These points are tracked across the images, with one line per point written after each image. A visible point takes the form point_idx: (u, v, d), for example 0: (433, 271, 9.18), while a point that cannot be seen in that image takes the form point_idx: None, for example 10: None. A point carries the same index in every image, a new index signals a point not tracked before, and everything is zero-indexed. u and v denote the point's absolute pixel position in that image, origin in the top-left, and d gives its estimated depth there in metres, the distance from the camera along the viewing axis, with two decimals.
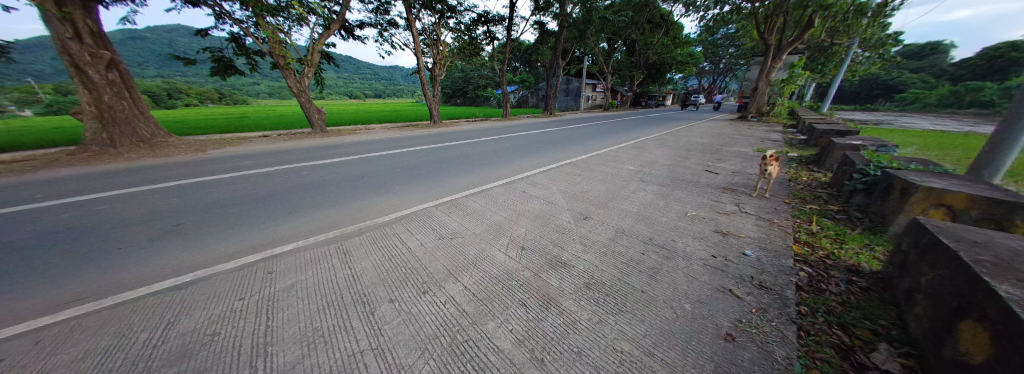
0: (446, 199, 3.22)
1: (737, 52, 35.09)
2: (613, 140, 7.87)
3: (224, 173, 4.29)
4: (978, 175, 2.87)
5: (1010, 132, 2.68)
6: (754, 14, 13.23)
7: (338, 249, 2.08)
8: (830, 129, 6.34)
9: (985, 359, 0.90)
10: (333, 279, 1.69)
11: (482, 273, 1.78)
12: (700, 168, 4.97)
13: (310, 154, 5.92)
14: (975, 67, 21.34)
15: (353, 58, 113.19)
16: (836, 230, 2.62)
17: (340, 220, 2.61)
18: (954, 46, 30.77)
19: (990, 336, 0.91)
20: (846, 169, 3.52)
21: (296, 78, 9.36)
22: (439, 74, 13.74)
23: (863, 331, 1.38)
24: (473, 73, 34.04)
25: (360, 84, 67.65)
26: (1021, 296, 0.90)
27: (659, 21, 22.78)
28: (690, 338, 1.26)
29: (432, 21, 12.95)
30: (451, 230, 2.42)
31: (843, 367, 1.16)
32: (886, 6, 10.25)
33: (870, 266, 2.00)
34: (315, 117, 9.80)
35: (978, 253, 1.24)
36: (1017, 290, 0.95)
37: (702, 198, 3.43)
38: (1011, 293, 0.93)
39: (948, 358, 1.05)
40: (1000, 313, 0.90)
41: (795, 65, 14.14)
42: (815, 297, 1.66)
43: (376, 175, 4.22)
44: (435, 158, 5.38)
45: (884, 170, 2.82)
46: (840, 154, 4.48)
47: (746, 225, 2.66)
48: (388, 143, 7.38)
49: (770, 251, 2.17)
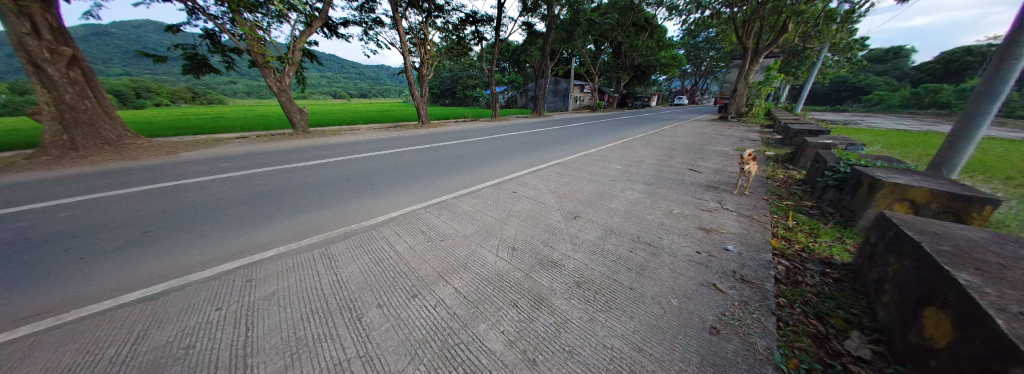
0: (436, 201, 3.17)
1: (717, 54, 36.64)
2: (601, 139, 8.04)
3: (199, 177, 4.07)
4: (937, 171, 3.10)
5: (966, 131, 2.91)
6: (732, 19, 13.82)
7: (325, 254, 2.02)
8: (804, 128, 6.67)
9: (947, 343, 0.97)
10: (323, 284, 1.65)
11: (473, 275, 1.77)
12: (684, 167, 5.11)
13: (292, 155, 5.71)
14: (933, 71, 22.98)
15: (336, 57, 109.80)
16: (810, 225, 2.75)
17: (326, 224, 2.53)
18: (915, 51, 33.01)
19: (952, 321, 0.99)
20: (818, 167, 3.73)
21: (276, 77, 8.99)
22: (427, 73, 13.54)
23: (836, 320, 1.47)
24: (461, 73, 33.92)
25: (344, 84, 65.73)
26: (978, 283, 0.99)
27: (643, 24, 23.41)
28: (678, 332, 1.30)
29: (419, 21, 12.76)
30: (440, 232, 2.38)
31: (819, 355, 1.23)
32: (852, 14, 10.91)
33: (842, 258, 2.12)
34: (297, 117, 9.40)
35: (938, 244, 1.34)
36: (976, 279, 1.03)
37: (686, 196, 3.53)
38: (968, 281, 1.02)
39: (913, 343, 1.14)
40: (961, 300, 0.98)
41: (771, 68, 14.86)
42: (792, 289, 1.74)
43: (361, 178, 4.09)
44: (425, 159, 5.31)
45: (854, 167, 2.99)
46: (812, 153, 4.72)
47: (727, 222, 2.76)
48: (376, 143, 7.26)
49: (750, 246, 2.26)
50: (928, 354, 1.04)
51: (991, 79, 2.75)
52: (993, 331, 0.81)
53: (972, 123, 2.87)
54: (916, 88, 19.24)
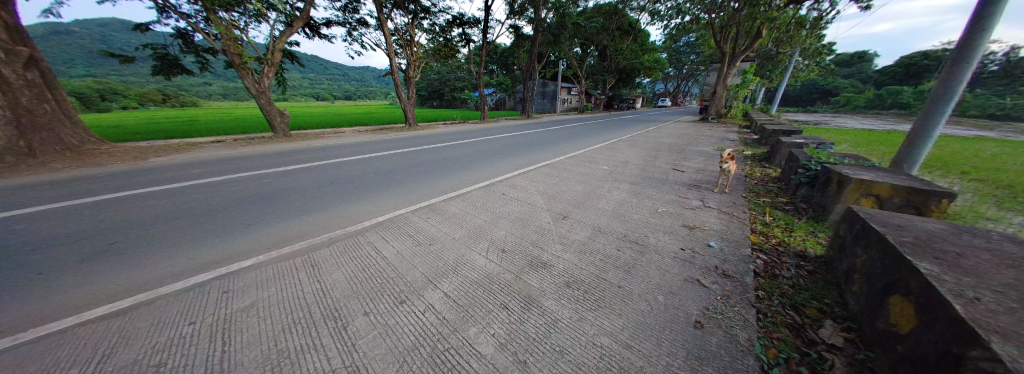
0: (423, 205, 3.12)
1: (697, 58, 38.12)
2: (589, 141, 8.17)
3: (171, 183, 3.84)
4: (899, 167, 3.32)
5: (925, 130, 3.14)
6: (709, 25, 14.46)
7: (310, 261, 1.95)
8: (778, 129, 7.02)
9: (911, 328, 1.04)
10: (307, 292, 1.59)
11: (462, 278, 1.75)
12: (668, 167, 5.28)
13: (272, 159, 5.49)
14: (894, 74, 24.69)
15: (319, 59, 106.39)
16: (785, 220, 2.89)
17: (310, 231, 2.45)
18: (877, 56, 35.50)
19: (915, 308, 1.06)
20: (792, 165, 3.92)
21: (254, 78, 8.61)
22: (413, 75, 13.38)
23: (811, 310, 1.55)
24: (449, 75, 33.76)
25: (328, 86, 63.99)
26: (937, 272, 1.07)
27: (627, 28, 24.06)
28: (664, 328, 1.34)
29: (405, 22, 12.62)
30: (429, 236, 2.35)
31: (796, 344, 1.29)
32: (819, 20, 11.62)
33: (815, 251, 2.24)
34: (277, 120, 9.02)
35: (900, 235, 1.44)
36: (933, 267, 1.12)
37: (671, 195, 3.63)
38: (927, 270, 1.10)
39: (881, 329, 1.21)
40: (924, 287, 1.04)
41: (747, 71, 15.60)
42: (770, 282, 1.82)
43: (346, 182, 3.98)
44: (412, 162, 5.22)
45: (824, 165, 3.17)
46: (786, 151, 4.98)
47: (709, 219, 2.86)
48: (362, 146, 7.12)
49: (731, 242, 2.35)
50: (896, 339, 1.11)
51: (947, 81, 2.98)
52: (953, 316, 0.87)
53: (932, 122, 3.10)
54: (879, 90, 20.64)
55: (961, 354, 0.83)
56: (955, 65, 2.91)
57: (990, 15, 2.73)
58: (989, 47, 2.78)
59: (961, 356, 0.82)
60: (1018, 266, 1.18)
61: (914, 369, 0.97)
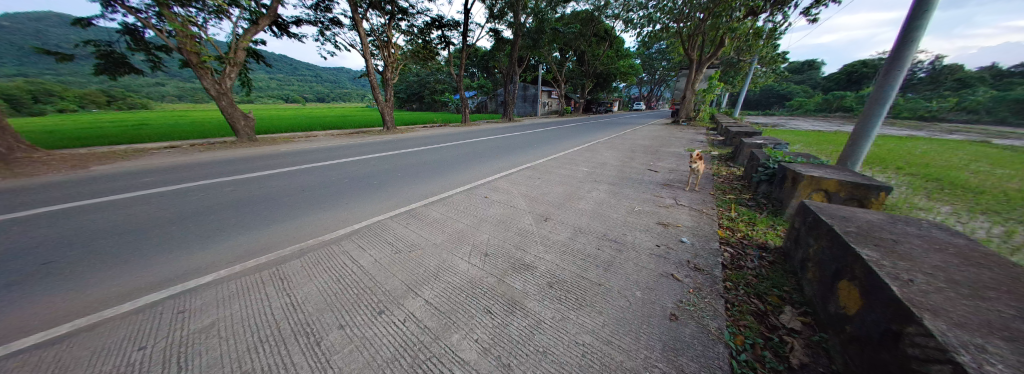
0: (403, 210, 3.04)
1: (668, 64, 40.37)
2: (569, 143, 8.36)
3: (114, 194, 3.44)
4: (843, 164, 3.71)
5: (865, 130, 3.52)
6: (677, 33, 15.41)
7: (279, 274, 1.82)
8: (741, 130, 7.59)
9: (856, 310, 1.17)
10: (277, 306, 1.49)
11: (444, 285, 1.72)
12: (643, 167, 5.52)
13: (235, 166, 5.09)
14: (837, 81, 27.52)
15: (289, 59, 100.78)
16: (749, 215, 3.12)
17: (279, 241, 2.30)
18: (822, 65, 39.51)
19: (859, 292, 1.18)
20: (754, 164, 4.24)
21: (214, 79, 7.97)
22: (391, 77, 13.02)
23: (772, 297, 1.68)
24: (429, 78, 33.26)
25: (300, 87, 60.78)
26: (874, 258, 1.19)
27: (603, 35, 25.01)
28: (642, 322, 1.39)
29: (381, 23, 12.29)
30: (409, 243, 2.29)
31: (760, 330, 1.40)
32: (774, 32, 12.73)
33: (775, 242, 2.44)
34: (241, 124, 8.45)
35: (845, 226, 1.60)
36: (871, 254, 1.25)
37: (646, 194, 3.79)
38: (868, 256, 1.23)
39: (832, 312, 1.34)
40: (865, 272, 1.17)
41: (713, 77, 16.73)
42: (736, 273, 1.95)
43: (320, 188, 3.80)
44: (390, 167, 5.07)
45: (781, 164, 3.45)
46: (748, 151, 5.38)
47: (682, 216, 3.02)
48: (337, 150, 6.82)
49: (701, 237, 2.50)
50: (844, 320, 1.23)
51: (883, 87, 3.36)
52: (889, 298, 0.98)
53: (870, 122, 3.47)
54: (826, 95, 22.89)
55: (897, 331, 0.93)
56: (889, 72, 3.29)
57: (917, 29, 3.11)
58: (916, 57, 3.18)
59: (898, 333, 0.91)
60: (941, 249, 1.35)
61: (859, 346, 1.08)
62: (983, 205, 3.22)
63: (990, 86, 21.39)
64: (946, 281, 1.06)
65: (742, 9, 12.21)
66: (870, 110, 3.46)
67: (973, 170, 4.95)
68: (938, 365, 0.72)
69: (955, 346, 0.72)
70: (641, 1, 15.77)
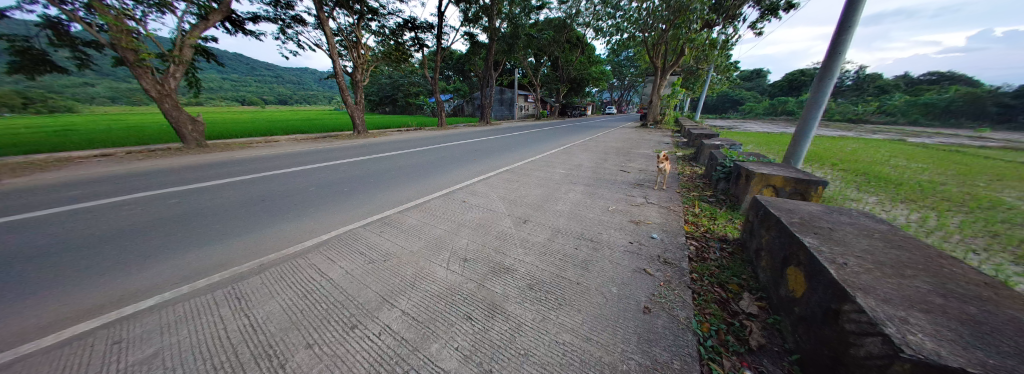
0: (377, 218, 2.91)
1: (636, 71, 42.87)
2: (546, 146, 8.56)
3: (19, 211, 2.92)
4: (787, 161, 4.17)
5: (804, 131, 3.99)
6: (643, 42, 16.47)
7: (235, 292, 1.65)
8: (702, 132, 8.23)
9: (802, 292, 1.30)
10: (234, 328, 1.34)
11: (422, 293, 1.66)
12: (616, 168, 5.78)
13: (180, 175, 4.57)
14: (780, 88, 30.90)
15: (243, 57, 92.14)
16: (710, 210, 3.39)
17: (235, 257, 2.09)
18: (768, 74, 44.23)
19: (804, 275, 1.32)
20: (713, 163, 4.60)
21: (155, 79, 7.09)
22: (362, 79, 12.45)
23: (732, 285, 1.84)
24: (402, 80, 32.34)
25: (258, 89, 56.05)
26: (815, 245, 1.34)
27: (576, 42, 26.03)
28: (619, 316, 1.45)
29: (349, 22, 11.76)
30: (383, 252, 2.18)
31: (723, 317, 1.53)
32: (726, 43, 14.03)
33: (733, 234, 2.67)
34: (187, 130, 7.60)
35: (790, 217, 1.79)
36: (811, 241, 1.41)
37: (619, 194, 3.98)
38: (809, 244, 1.38)
39: (782, 296, 1.49)
40: (808, 258, 1.31)
41: (676, 83, 18.01)
42: (701, 265, 2.10)
43: (284, 197, 3.53)
44: (363, 173, 4.85)
45: (736, 163, 3.79)
46: (708, 152, 5.85)
47: (652, 214, 3.21)
48: (303, 156, 6.39)
49: (669, 233, 2.67)
50: (792, 302, 1.38)
51: (817, 92, 3.83)
52: (828, 279, 1.10)
53: (808, 124, 3.93)
54: (772, 101, 25.60)
55: (835, 308, 1.06)
56: (822, 79, 3.76)
57: (842, 42, 3.60)
58: (843, 67, 3.65)
59: (837, 310, 1.03)
60: (869, 235, 1.56)
61: (806, 325, 1.21)
62: (897, 194, 3.79)
63: (897, 93, 25.26)
64: (872, 262, 1.22)
65: (698, 22, 13.35)
66: (809, 113, 3.91)
67: (888, 165, 5.81)
68: (872, 338, 0.82)
69: (883, 321, 0.82)
70: (610, 11, 16.67)
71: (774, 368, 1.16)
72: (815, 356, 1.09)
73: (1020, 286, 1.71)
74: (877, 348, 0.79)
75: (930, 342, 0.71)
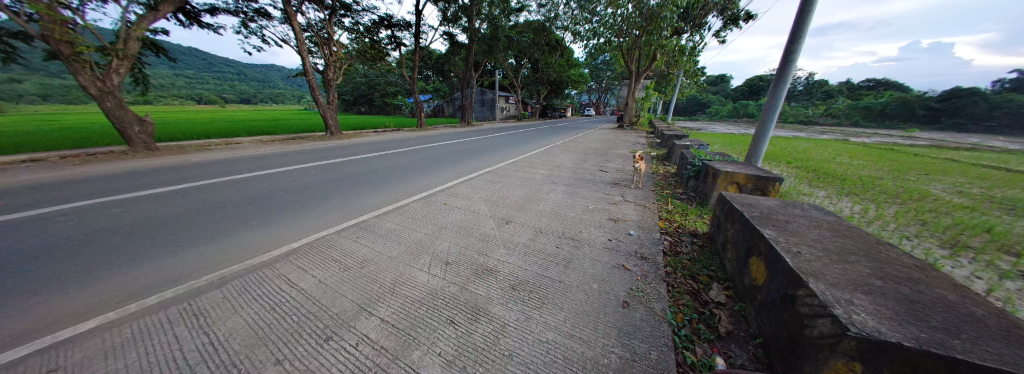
0: (352, 223, 2.78)
1: (613, 74, 44.54)
2: (527, 147, 8.64)
3: None
4: (749, 160, 4.51)
5: (763, 132, 4.34)
6: (618, 47, 17.20)
7: (191, 308, 1.49)
8: (674, 134, 8.71)
9: (763, 280, 1.42)
10: (190, 346, 1.21)
11: (402, 300, 1.61)
12: (595, 168, 5.96)
13: (122, 181, 4.07)
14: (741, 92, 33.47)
15: (198, 51, 84.15)
16: (682, 207, 3.59)
17: (190, 270, 1.89)
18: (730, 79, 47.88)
19: (764, 265, 1.44)
20: (684, 162, 4.89)
21: (95, 74, 6.27)
22: (335, 78, 11.73)
23: (703, 277, 1.96)
24: (379, 80, 31.16)
25: (216, 86, 51.44)
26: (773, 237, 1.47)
27: (555, 45, 26.54)
28: (600, 312, 1.49)
29: (320, 18, 11.17)
30: (360, 258, 2.09)
31: (695, 307, 1.63)
32: (693, 50, 14.99)
33: (702, 229, 2.85)
34: (133, 131, 6.76)
35: (752, 211, 1.95)
36: (770, 233, 1.54)
37: (598, 193, 4.10)
38: (769, 236, 1.50)
39: (746, 285, 1.61)
40: (769, 249, 1.43)
41: (649, 87, 18.93)
42: (674, 259, 2.22)
43: (248, 203, 3.25)
44: (337, 176, 4.61)
45: (705, 162, 4.05)
46: (679, 152, 6.20)
47: (629, 211, 3.34)
48: (270, 159, 5.96)
49: (645, 229, 2.80)
50: (754, 289, 1.50)
51: (773, 97, 4.20)
52: (785, 267, 1.21)
53: (766, 126, 4.28)
54: (735, 104, 27.65)
55: (792, 292, 1.16)
56: (777, 85, 4.12)
57: (793, 52, 3.98)
58: (795, 74, 4.02)
59: (793, 294, 1.14)
60: (819, 226, 1.73)
61: (767, 311, 1.32)
62: (842, 189, 4.25)
63: (840, 98, 28.32)
64: (822, 250, 1.36)
65: (668, 29, 14.17)
66: (767, 116, 4.27)
67: (834, 162, 6.49)
68: (823, 319, 0.90)
69: (832, 302, 0.91)
70: (587, 16, 17.22)
71: (741, 351, 1.26)
72: (774, 338, 1.20)
73: (943, 267, 1.98)
74: (827, 328, 0.87)
75: (870, 321, 0.80)
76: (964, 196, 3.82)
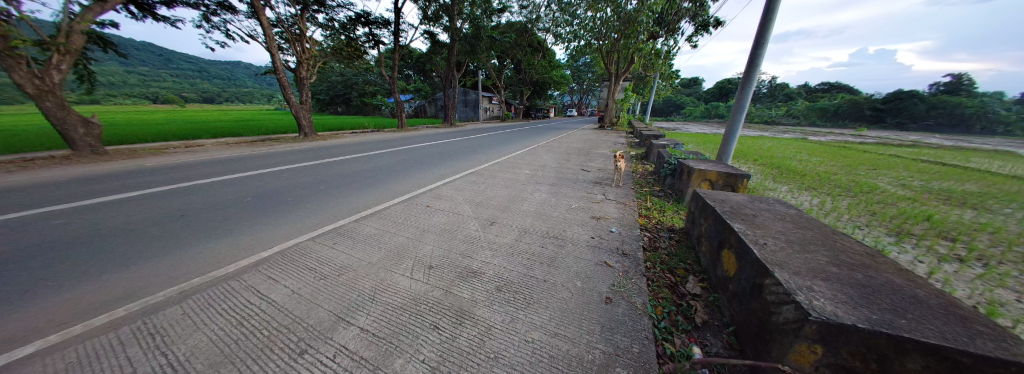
0: (329, 229, 2.65)
1: (594, 76, 45.72)
2: (511, 147, 8.65)
3: None
4: (720, 158, 4.79)
5: (732, 132, 4.63)
6: (598, 49, 17.70)
7: (146, 326, 1.35)
8: (651, 133, 9.08)
9: (734, 271, 1.51)
10: (144, 367, 1.09)
11: (382, 307, 1.55)
12: (578, 168, 6.09)
13: (58, 189, 3.61)
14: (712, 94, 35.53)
15: (150, 45, 76.67)
16: (660, 203, 3.75)
17: (141, 286, 1.71)
18: (701, 82, 50.77)
19: (735, 257, 1.53)
20: (661, 161, 5.10)
21: (33, 71, 5.59)
22: (308, 76, 11.17)
23: (680, 270, 2.05)
24: (356, 78, 30.00)
25: (173, 83, 47.12)
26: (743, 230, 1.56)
27: (537, 46, 26.84)
28: (585, 309, 1.52)
29: (291, 13, 10.58)
30: (338, 265, 2.00)
31: (673, 299, 1.70)
32: (668, 54, 15.73)
33: (679, 224, 2.99)
34: (77, 134, 6.06)
35: (723, 207, 2.07)
36: (740, 227, 1.64)
37: (581, 192, 4.18)
38: (739, 230, 1.59)
39: (719, 276, 1.70)
40: (739, 242, 1.52)
41: (628, 88, 19.63)
42: (654, 254, 2.31)
43: (212, 210, 3.01)
44: (312, 179, 4.38)
45: (680, 160, 4.25)
46: (656, 151, 6.47)
47: (611, 209, 3.43)
48: (237, 163, 5.56)
49: (626, 226, 2.89)
50: (726, 280, 1.59)
51: (740, 99, 4.48)
52: (755, 259, 1.28)
53: (735, 126, 4.56)
54: (707, 106, 29.29)
55: (759, 282, 1.24)
56: (743, 88, 4.40)
57: (757, 57, 4.27)
58: (759, 77, 4.31)
59: (760, 284, 1.22)
60: (782, 219, 1.87)
61: (738, 300, 1.41)
62: (803, 183, 4.63)
63: (798, 100, 30.83)
64: (784, 241, 1.47)
65: (644, 33, 14.72)
66: (736, 117, 4.56)
67: (795, 159, 7.05)
68: (787, 305, 0.97)
69: (795, 290, 0.98)
70: (568, 18, 17.57)
71: (715, 340, 1.33)
72: (745, 326, 1.27)
73: (890, 253, 2.20)
74: (791, 314, 0.93)
75: (828, 305, 0.87)
76: (905, 188, 4.29)
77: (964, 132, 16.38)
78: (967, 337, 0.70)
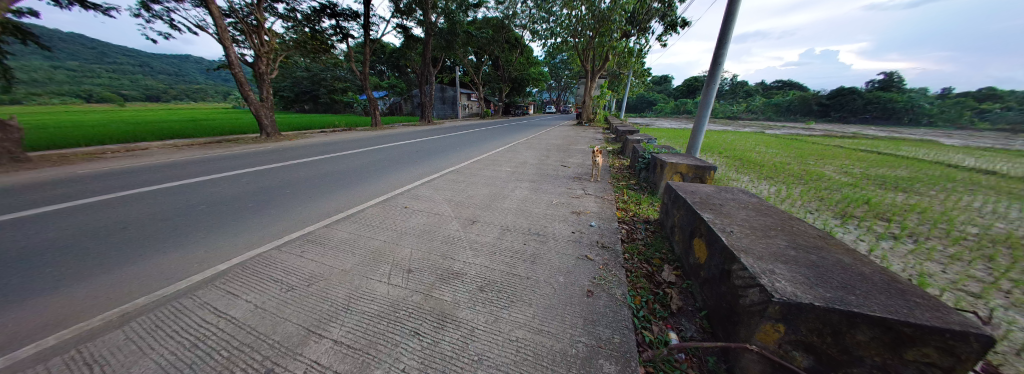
0: (296, 236, 2.47)
1: (571, 73, 46.59)
2: (491, 145, 8.58)
3: None
4: (689, 151, 5.06)
5: (699, 127, 4.90)
6: (574, 47, 17.99)
7: (81, 355, 1.16)
8: (626, 129, 9.40)
9: (705, 258, 1.58)
10: None
11: (358, 317, 1.46)
12: (558, 164, 6.17)
13: None
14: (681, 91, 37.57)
15: (73, 34, 66.45)
16: (636, 196, 3.89)
17: (69, 311, 1.47)
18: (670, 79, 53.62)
19: (705, 245, 1.61)
20: (636, 155, 5.31)
21: None
22: (268, 71, 10.35)
23: (655, 260, 2.14)
24: (324, 74, 28.15)
25: (105, 78, 41.44)
26: (712, 220, 1.65)
27: (514, 43, 26.81)
28: (568, 303, 1.54)
29: (246, 2, 9.71)
30: (308, 274, 1.87)
31: (651, 288, 1.77)
32: (640, 51, 16.36)
33: (653, 216, 3.13)
34: None
35: (692, 198, 2.18)
36: (708, 217, 1.73)
37: (561, 188, 4.23)
38: (708, 220, 1.68)
39: (692, 264, 1.79)
40: (708, 231, 1.61)
41: (603, 86, 20.19)
42: (632, 245, 2.39)
43: (161, 221, 2.70)
44: (277, 183, 4.05)
45: (653, 155, 4.43)
46: (631, 146, 6.70)
47: (590, 204, 3.50)
48: (191, 167, 5.04)
49: (604, 219, 2.97)
50: (697, 267, 1.68)
51: (706, 95, 4.74)
52: (724, 246, 1.35)
53: (701, 121, 4.84)
54: (677, 102, 30.84)
55: (728, 267, 1.31)
56: (709, 85, 4.67)
57: (719, 56, 4.54)
58: (722, 75, 4.59)
59: (728, 269, 1.29)
60: (745, 207, 2.00)
61: (708, 285, 1.48)
62: (762, 173, 5.02)
63: (756, 97, 33.54)
64: (748, 228, 1.57)
65: (617, 32, 15.18)
66: (703, 112, 4.82)
67: (755, 151, 7.62)
68: (753, 288, 1.03)
69: (760, 274, 1.05)
70: (544, 15, 17.68)
71: (690, 325, 1.40)
72: (715, 309, 1.35)
73: (838, 234, 2.45)
74: (756, 296, 1.00)
75: (789, 286, 0.93)
76: (847, 175, 4.80)
77: (895, 123, 19.63)
78: (907, 308, 0.77)
